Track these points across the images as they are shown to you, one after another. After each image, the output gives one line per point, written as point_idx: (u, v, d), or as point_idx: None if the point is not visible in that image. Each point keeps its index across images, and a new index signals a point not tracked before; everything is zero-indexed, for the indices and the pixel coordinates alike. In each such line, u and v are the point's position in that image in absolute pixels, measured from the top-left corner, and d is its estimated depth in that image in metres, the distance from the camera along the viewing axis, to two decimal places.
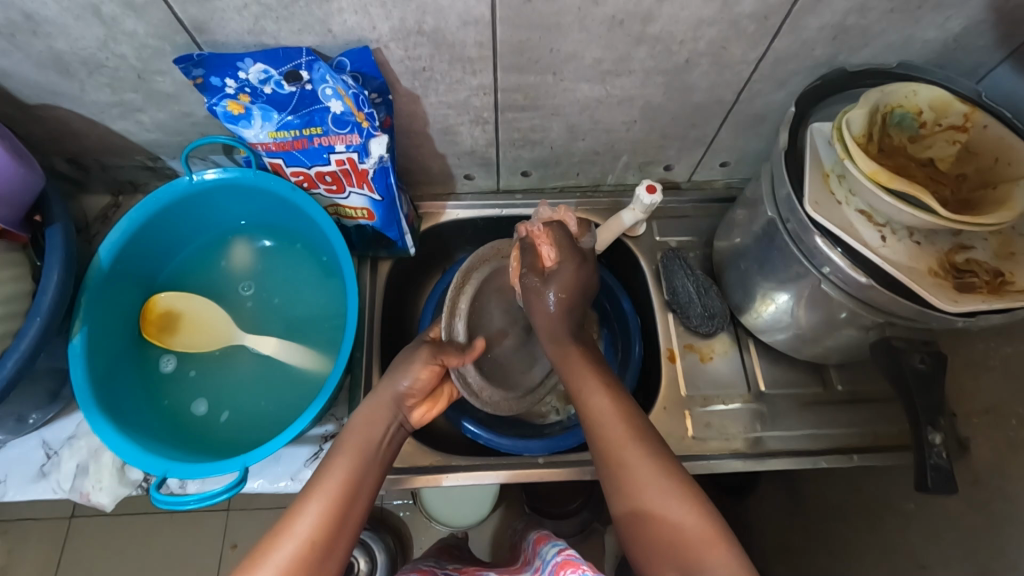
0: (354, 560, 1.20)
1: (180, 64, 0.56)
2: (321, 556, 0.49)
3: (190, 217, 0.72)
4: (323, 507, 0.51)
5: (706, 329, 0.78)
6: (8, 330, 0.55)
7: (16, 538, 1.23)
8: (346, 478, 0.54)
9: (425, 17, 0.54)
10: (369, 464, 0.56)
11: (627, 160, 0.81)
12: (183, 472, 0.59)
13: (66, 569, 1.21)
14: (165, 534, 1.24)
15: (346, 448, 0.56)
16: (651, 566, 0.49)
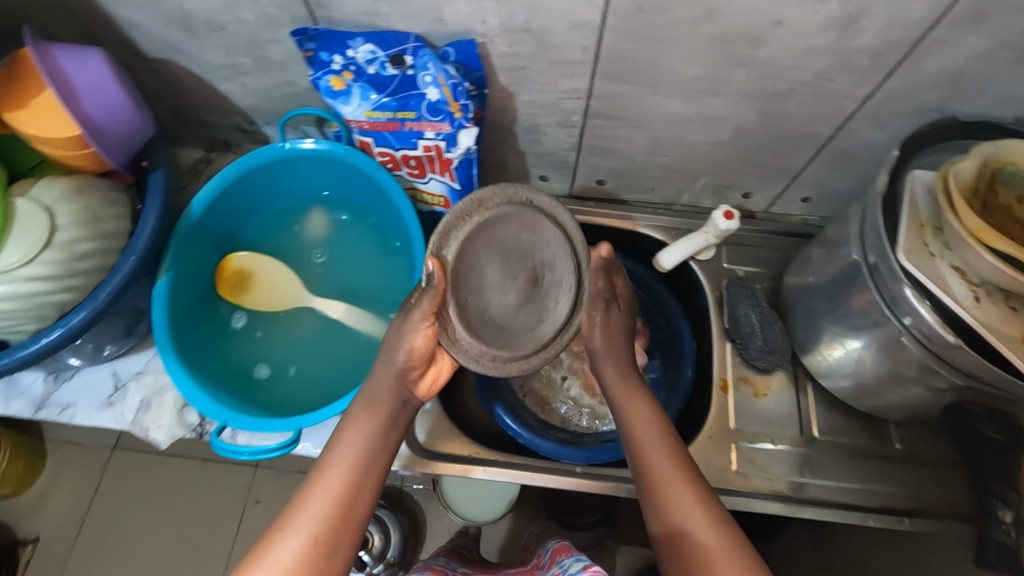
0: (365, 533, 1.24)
1: (295, 37, 0.59)
2: (325, 558, 0.48)
3: (276, 182, 0.75)
4: (321, 507, 0.50)
5: (763, 363, 0.76)
6: (102, 264, 0.59)
7: (61, 458, 1.31)
8: (347, 477, 0.52)
9: (534, 16, 0.55)
10: (370, 459, 0.54)
11: (705, 181, 0.80)
12: (243, 425, 0.61)
13: (102, 495, 1.28)
14: (196, 479, 1.30)
15: (347, 442, 0.55)
16: None
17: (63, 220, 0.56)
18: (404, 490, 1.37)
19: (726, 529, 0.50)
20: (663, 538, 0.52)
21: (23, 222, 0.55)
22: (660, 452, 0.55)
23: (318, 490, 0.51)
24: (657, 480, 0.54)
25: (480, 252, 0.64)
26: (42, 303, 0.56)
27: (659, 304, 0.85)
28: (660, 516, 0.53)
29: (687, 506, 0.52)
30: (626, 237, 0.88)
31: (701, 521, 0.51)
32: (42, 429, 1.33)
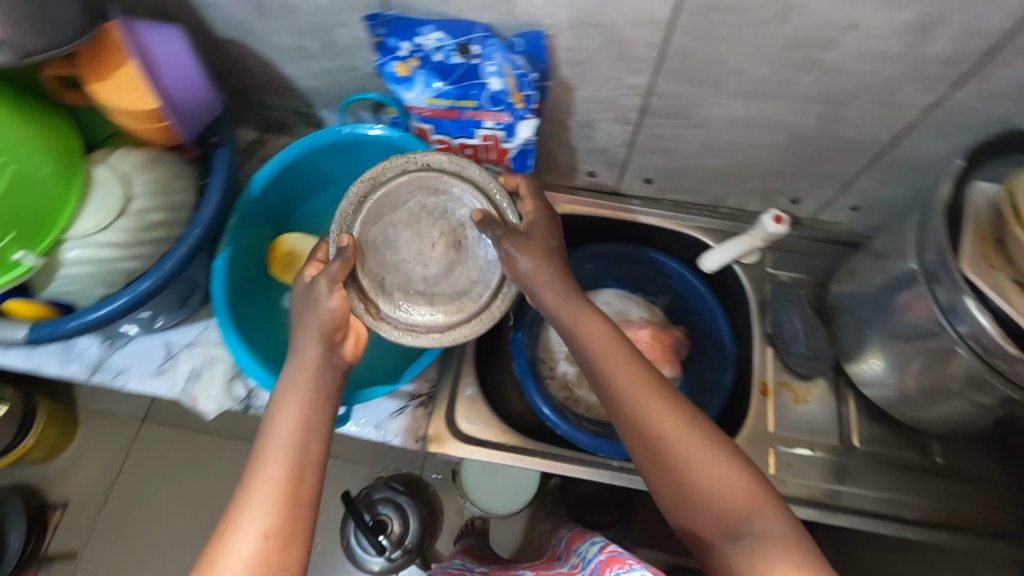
0: (384, 519, 1.26)
1: (367, 22, 0.61)
2: (288, 549, 0.45)
3: (330, 164, 0.76)
4: (270, 499, 0.46)
5: (805, 369, 0.76)
6: (167, 234, 0.60)
7: (94, 425, 1.35)
8: (286, 462, 0.48)
9: (606, 11, 0.56)
10: (312, 431, 0.50)
11: (754, 184, 0.80)
12: None
13: (131, 463, 1.32)
14: (223, 454, 1.33)
15: (281, 420, 0.50)
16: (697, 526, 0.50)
17: (138, 189, 0.58)
18: (423, 477, 1.37)
19: (712, 446, 0.50)
20: (648, 462, 0.51)
21: (102, 189, 0.56)
22: (630, 386, 0.52)
23: (262, 483, 0.47)
24: (636, 413, 0.51)
25: (386, 226, 0.65)
26: (113, 268, 0.57)
27: (699, 305, 0.85)
28: (643, 445, 0.51)
29: (670, 432, 0.50)
30: (668, 237, 0.88)
31: (688, 444, 0.50)
32: (76, 397, 1.37)
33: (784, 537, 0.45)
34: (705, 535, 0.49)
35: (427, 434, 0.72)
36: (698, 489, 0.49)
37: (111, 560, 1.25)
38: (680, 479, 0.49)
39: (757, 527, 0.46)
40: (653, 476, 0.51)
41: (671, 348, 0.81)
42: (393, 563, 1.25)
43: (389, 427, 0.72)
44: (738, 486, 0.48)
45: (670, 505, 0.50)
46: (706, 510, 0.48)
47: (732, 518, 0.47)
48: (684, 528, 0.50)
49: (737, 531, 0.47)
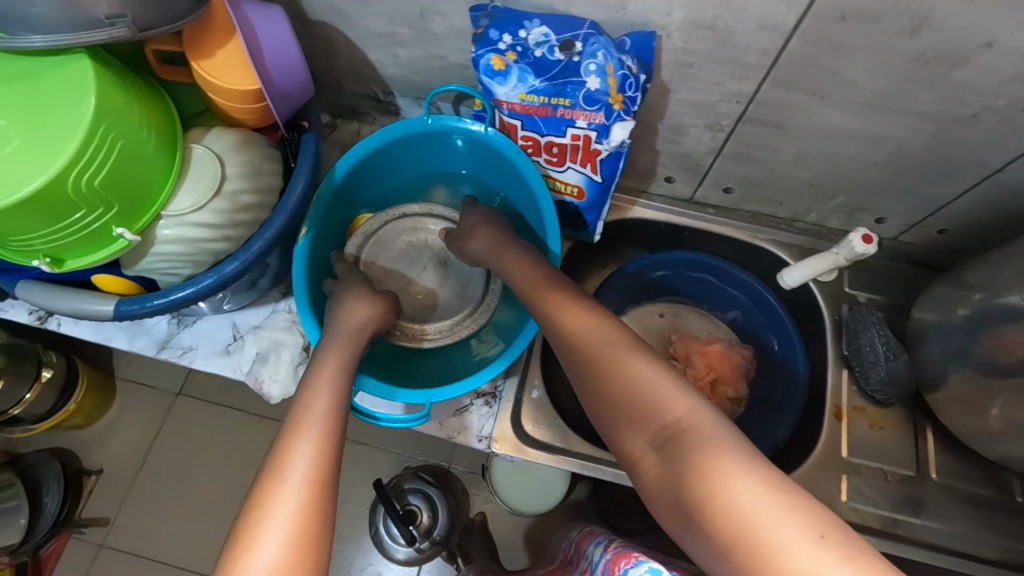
0: (413, 509, 1.25)
1: (472, 12, 0.60)
2: (328, 494, 0.50)
3: (419, 161, 0.78)
4: (311, 450, 0.51)
5: (885, 396, 0.73)
6: (255, 217, 0.59)
7: (131, 394, 1.36)
8: (323, 422, 0.54)
9: (724, 13, 0.53)
10: (340, 397, 0.57)
11: (840, 201, 0.77)
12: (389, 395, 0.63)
13: (167, 434, 1.33)
14: (256, 432, 1.33)
15: (313, 387, 0.57)
16: (626, 441, 0.51)
17: (231, 171, 0.57)
18: (451, 470, 1.33)
19: (649, 363, 0.52)
20: (594, 395, 0.53)
21: (198, 168, 0.56)
22: (580, 332, 0.56)
23: (303, 438, 0.52)
24: (586, 350, 0.55)
25: (392, 261, 0.79)
26: (202, 249, 0.57)
27: (769, 319, 0.83)
28: (590, 377, 0.54)
29: (611, 356, 0.53)
30: (739, 247, 0.86)
31: (629, 364, 0.52)
32: (113, 366, 1.38)
33: (718, 435, 0.45)
34: (644, 450, 0.49)
35: (489, 435, 0.71)
36: (640, 403, 0.50)
37: (144, 529, 1.26)
38: (621, 397, 0.51)
39: (691, 427, 0.47)
40: (597, 407, 0.53)
41: (738, 367, 0.83)
42: (420, 554, 1.25)
43: (453, 425, 0.71)
44: (672, 395, 0.49)
45: (616, 431, 0.51)
46: (643, 424, 0.49)
47: (665, 424, 0.48)
48: (628, 454, 0.50)
49: (671, 437, 0.47)
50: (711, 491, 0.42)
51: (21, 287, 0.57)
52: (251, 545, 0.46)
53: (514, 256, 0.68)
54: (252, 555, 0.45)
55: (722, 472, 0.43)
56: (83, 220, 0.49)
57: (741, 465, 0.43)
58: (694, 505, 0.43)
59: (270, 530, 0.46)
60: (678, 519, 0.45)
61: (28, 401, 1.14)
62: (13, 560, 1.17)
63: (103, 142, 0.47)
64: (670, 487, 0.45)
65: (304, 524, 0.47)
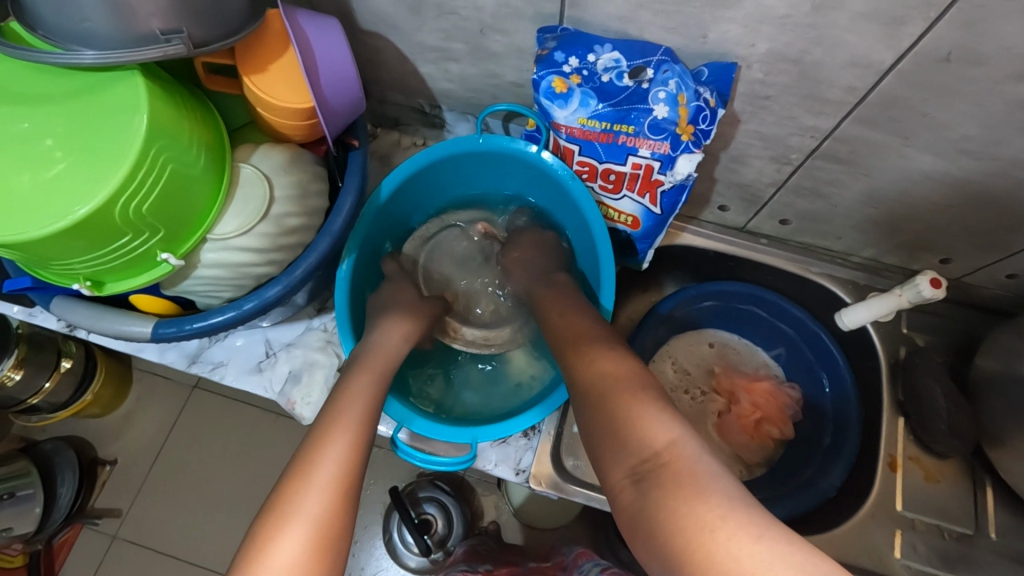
0: (428, 518, 1.20)
1: (540, 33, 0.57)
2: (351, 499, 0.47)
3: (460, 177, 0.75)
4: (344, 444, 0.49)
5: (944, 448, 0.70)
6: (301, 241, 0.56)
7: (146, 388, 1.34)
8: (357, 422, 0.52)
9: (814, 48, 0.50)
10: (373, 407, 0.54)
11: (905, 241, 0.73)
12: (421, 428, 0.62)
13: (181, 429, 1.31)
14: (271, 432, 1.31)
15: (352, 387, 0.55)
16: (609, 475, 0.46)
17: (279, 193, 0.54)
18: (466, 479, 1.29)
19: (640, 394, 0.47)
20: (582, 427, 0.50)
21: (246, 190, 0.53)
22: (576, 362, 0.54)
23: (337, 432, 0.50)
24: (578, 380, 0.52)
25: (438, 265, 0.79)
26: (246, 273, 0.54)
27: (820, 357, 0.79)
28: (580, 408, 0.50)
29: (600, 385, 0.50)
30: (789, 279, 0.82)
31: (616, 393, 0.48)
32: (128, 356, 1.36)
33: (697, 472, 0.41)
34: (619, 485, 0.44)
35: (527, 468, 0.68)
36: (626, 433, 0.45)
37: (156, 523, 1.25)
38: (601, 426, 0.47)
39: (670, 463, 0.42)
40: (585, 438, 0.49)
41: (787, 407, 0.80)
42: (433, 564, 1.19)
43: (491, 457, 0.68)
44: (654, 427, 0.44)
45: (597, 464, 0.47)
46: (621, 458, 0.45)
47: (643, 458, 0.43)
48: (608, 489, 0.46)
49: (649, 473, 0.42)
50: (687, 537, 0.38)
51: (58, 305, 0.55)
52: (267, 542, 0.44)
53: (562, 292, 0.65)
54: (268, 554, 0.43)
55: (701, 516, 0.38)
56: (129, 245, 0.47)
57: (722, 510, 0.38)
58: (674, 555, 0.38)
59: (291, 529, 0.44)
60: (653, 565, 0.40)
61: (47, 390, 1.12)
62: (27, 547, 1.16)
63: (154, 166, 0.44)
64: (643, 528, 0.41)
65: (323, 528, 0.45)
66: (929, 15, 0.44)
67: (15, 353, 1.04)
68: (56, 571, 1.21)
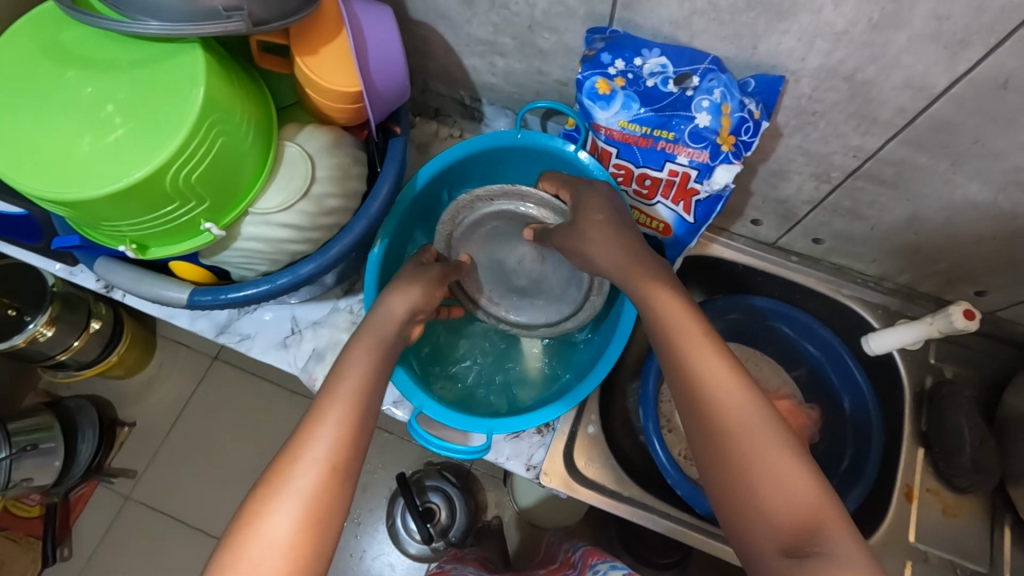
0: (432, 507, 1.22)
1: (590, 33, 0.57)
2: (344, 481, 0.46)
3: (511, 174, 0.76)
4: (337, 428, 0.48)
5: (965, 484, 0.68)
6: (336, 222, 0.57)
7: (168, 355, 1.37)
8: (352, 404, 0.49)
9: (868, 66, 0.49)
10: (372, 381, 0.52)
11: (942, 271, 0.71)
12: (435, 412, 0.62)
13: (199, 398, 1.34)
14: (284, 410, 1.33)
15: (354, 357, 0.53)
16: (739, 523, 0.42)
17: (321, 172, 0.55)
18: (473, 472, 1.29)
19: (781, 442, 0.42)
20: (711, 458, 0.43)
21: (289, 167, 0.54)
22: (709, 377, 0.44)
23: (332, 413, 0.48)
24: (709, 407, 0.44)
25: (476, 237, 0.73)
26: (284, 249, 0.56)
27: (843, 379, 0.78)
28: (714, 442, 0.43)
29: (741, 426, 0.43)
30: (818, 299, 0.81)
31: (752, 434, 0.42)
32: (155, 322, 1.40)
33: (859, 562, 0.38)
34: (759, 547, 0.40)
35: (538, 465, 0.68)
36: (770, 489, 0.41)
37: (169, 488, 1.28)
38: (737, 473, 0.42)
39: (830, 547, 0.38)
40: (711, 474, 0.44)
41: (806, 427, 0.79)
42: (433, 552, 1.22)
43: (503, 450, 0.69)
44: (810, 495, 0.40)
45: (731, 513, 0.42)
46: (770, 521, 0.40)
47: (797, 529, 0.39)
48: (734, 533, 0.42)
49: (803, 549, 0.39)
50: None
51: (102, 265, 0.57)
52: (257, 523, 0.43)
53: (636, 267, 0.53)
54: (260, 536, 0.43)
55: None
56: (175, 213, 0.48)
57: None
58: None
59: (279, 512, 0.44)
60: None
61: (76, 348, 1.16)
62: (45, 499, 1.20)
63: (206, 137, 0.46)
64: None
65: (313, 516, 0.44)
66: (990, 40, 0.44)
67: (49, 311, 1.07)
68: (70, 525, 1.24)
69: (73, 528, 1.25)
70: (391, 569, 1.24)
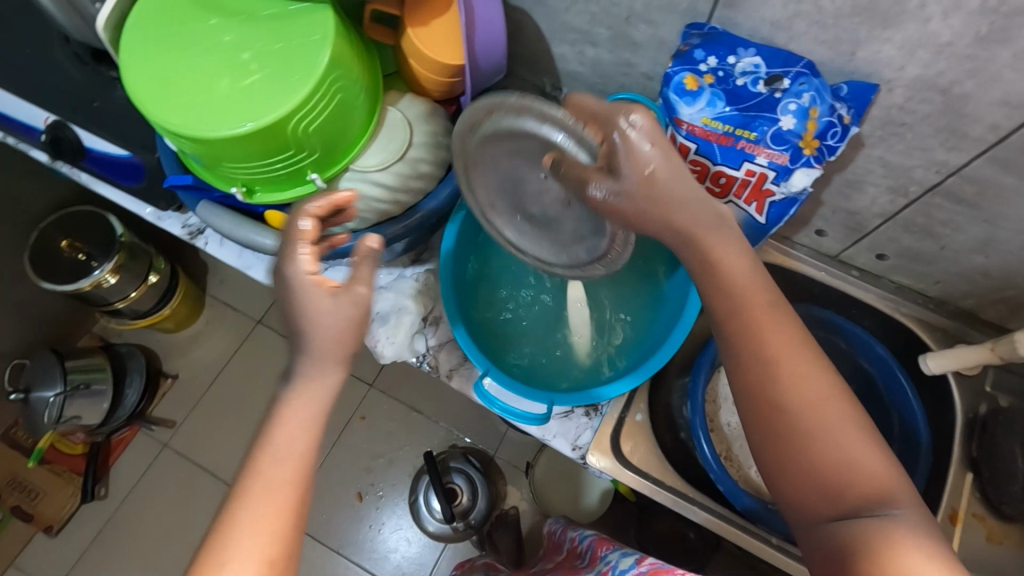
0: (455, 488, 1.24)
1: (688, 28, 0.59)
2: None
3: None
4: (263, 525, 0.42)
5: (1014, 512, 0.68)
6: (423, 187, 0.60)
7: (215, 312, 1.42)
8: (287, 485, 0.44)
9: (967, 80, 0.50)
10: (309, 455, 0.45)
11: (1009, 298, 0.71)
12: (499, 377, 0.65)
13: (241, 356, 1.39)
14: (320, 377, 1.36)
15: (281, 429, 0.45)
16: (792, 484, 0.45)
17: (417, 138, 0.58)
18: (496, 459, 1.30)
19: (841, 408, 0.44)
20: (771, 430, 0.45)
21: (389, 131, 0.57)
22: (775, 353, 0.46)
23: (256, 504, 0.43)
24: (770, 378, 0.46)
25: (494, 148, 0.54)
26: (371, 208, 0.58)
27: (893, 397, 0.78)
28: (774, 415, 0.45)
29: (803, 394, 0.45)
30: (875, 316, 0.81)
31: (812, 401, 0.44)
32: (207, 281, 1.45)
33: (911, 519, 0.40)
34: (808, 509, 0.44)
35: (585, 445, 0.70)
36: (832, 454, 0.43)
37: (205, 440, 1.33)
38: (797, 434, 0.44)
39: (883, 507, 0.41)
40: (765, 438, 0.46)
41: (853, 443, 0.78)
42: (453, 532, 1.23)
43: (551, 428, 0.71)
44: (865, 454, 0.43)
45: (783, 477, 0.45)
46: (821, 485, 0.43)
47: (850, 489, 0.42)
48: (786, 494, 0.45)
49: (854, 507, 0.42)
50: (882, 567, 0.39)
51: (204, 208, 0.61)
52: None
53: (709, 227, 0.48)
54: None
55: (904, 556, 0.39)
56: (290, 159, 0.52)
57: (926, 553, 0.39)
58: None
59: None
60: None
61: (134, 298, 1.21)
62: (90, 437, 1.27)
63: (327, 91, 0.49)
64: (835, 552, 0.41)
65: None
66: None
67: (115, 258, 1.13)
68: (110, 464, 1.30)
69: (112, 468, 1.30)
70: (408, 544, 1.25)
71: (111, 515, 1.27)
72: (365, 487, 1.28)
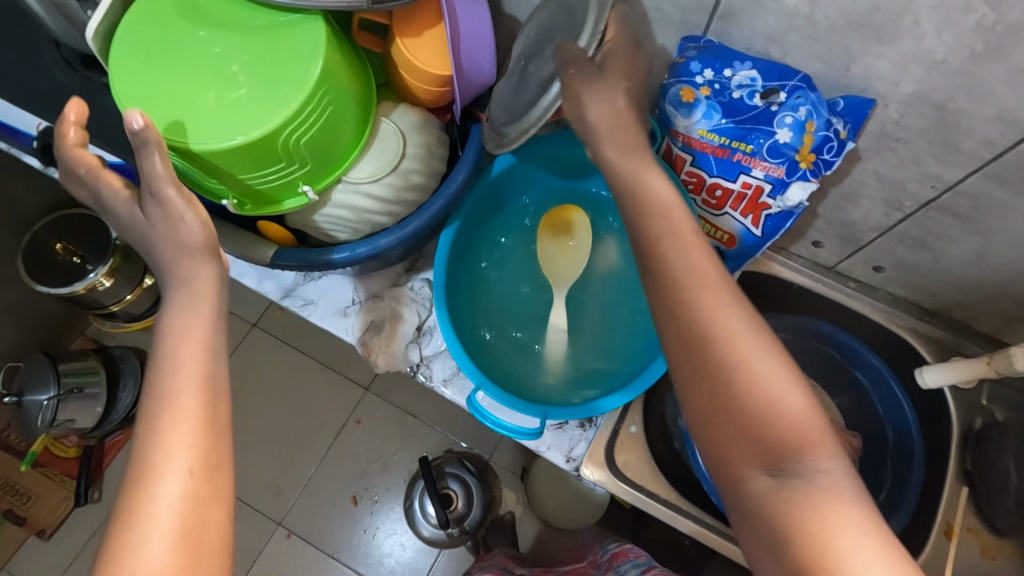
0: (450, 493, 1.23)
1: (683, 41, 0.59)
2: (209, 505, 0.39)
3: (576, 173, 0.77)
4: (179, 448, 0.39)
5: (1007, 526, 0.68)
6: (417, 199, 0.60)
7: None
8: (189, 406, 0.41)
9: (961, 96, 0.50)
10: (214, 374, 0.43)
11: (1004, 311, 0.71)
12: (491, 391, 0.64)
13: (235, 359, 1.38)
14: (315, 380, 1.36)
15: (168, 357, 0.43)
16: (713, 441, 0.39)
17: (411, 149, 0.58)
18: (491, 465, 1.29)
19: (761, 351, 0.39)
20: (703, 391, 0.39)
21: (381, 142, 0.57)
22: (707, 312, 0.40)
23: (165, 434, 0.40)
24: (706, 338, 0.40)
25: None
26: (370, 219, 0.58)
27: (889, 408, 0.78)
28: (703, 375, 0.40)
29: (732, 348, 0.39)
30: (871, 327, 0.81)
31: (734, 351, 0.39)
32: None
33: (830, 467, 0.36)
34: (729, 464, 0.39)
35: (578, 457, 0.70)
36: (758, 410, 0.38)
37: None
38: (718, 387, 0.39)
39: (798, 451, 0.37)
40: (689, 392, 0.41)
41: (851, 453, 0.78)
42: (447, 537, 1.23)
43: (546, 440, 0.70)
44: (789, 400, 0.38)
45: (706, 434, 0.40)
46: (746, 439, 0.38)
47: (777, 443, 0.37)
48: (711, 456, 0.40)
49: (776, 457, 0.37)
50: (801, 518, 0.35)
51: None
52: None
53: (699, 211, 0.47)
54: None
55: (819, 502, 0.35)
56: (279, 171, 0.51)
57: (845, 500, 0.35)
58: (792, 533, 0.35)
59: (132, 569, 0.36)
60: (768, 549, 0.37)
61: (128, 301, 1.21)
62: (83, 440, 1.26)
63: (317, 103, 0.48)
64: (753, 505, 0.37)
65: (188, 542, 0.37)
66: None
67: (109, 262, 1.13)
68: (103, 467, 1.29)
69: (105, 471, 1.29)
70: (402, 549, 1.24)
71: (103, 519, 1.26)
72: (360, 491, 1.28)
